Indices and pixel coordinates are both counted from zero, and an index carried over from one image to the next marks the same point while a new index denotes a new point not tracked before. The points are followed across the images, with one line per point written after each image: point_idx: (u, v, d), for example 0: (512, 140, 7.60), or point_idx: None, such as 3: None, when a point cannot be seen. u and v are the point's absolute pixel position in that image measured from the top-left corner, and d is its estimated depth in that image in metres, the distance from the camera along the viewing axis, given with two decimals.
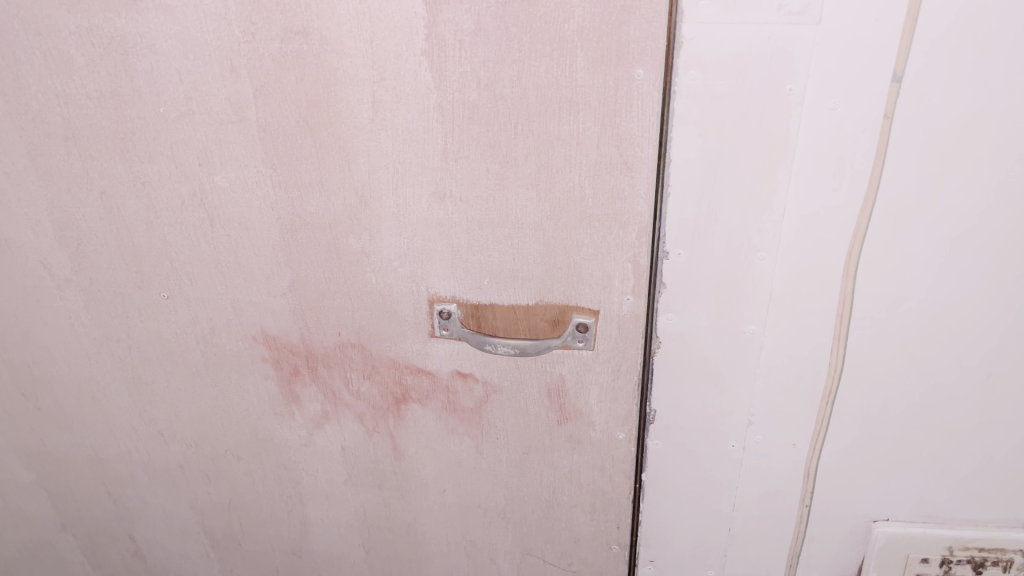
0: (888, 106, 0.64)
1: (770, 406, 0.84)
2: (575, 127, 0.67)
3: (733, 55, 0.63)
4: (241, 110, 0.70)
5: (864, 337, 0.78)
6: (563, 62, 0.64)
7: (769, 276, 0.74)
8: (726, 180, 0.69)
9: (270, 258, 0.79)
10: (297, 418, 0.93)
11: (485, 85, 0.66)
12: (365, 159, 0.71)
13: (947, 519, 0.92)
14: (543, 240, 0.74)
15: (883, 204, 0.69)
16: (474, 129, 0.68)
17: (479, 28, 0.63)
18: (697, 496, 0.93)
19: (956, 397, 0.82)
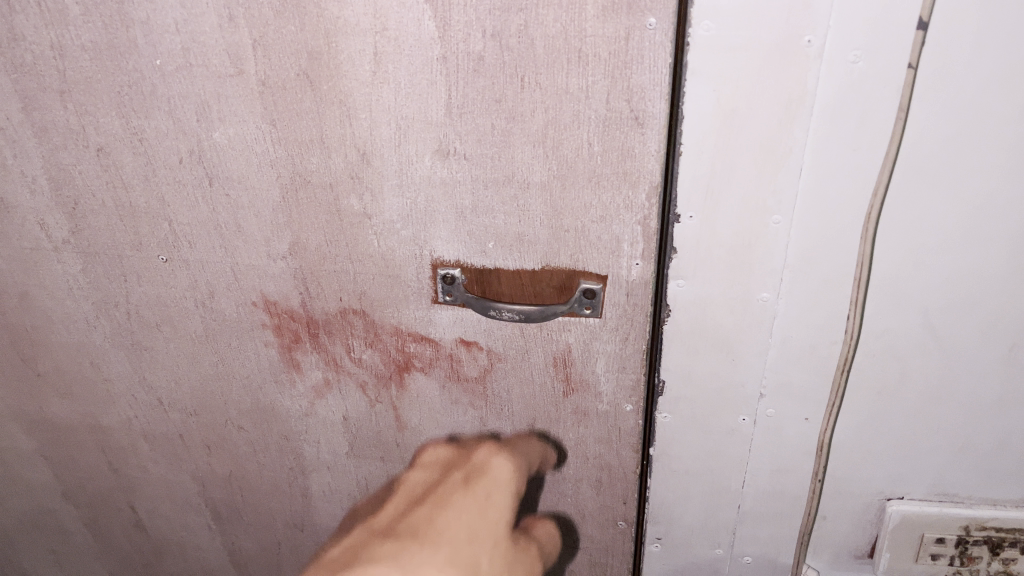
0: (911, 57, 0.61)
1: (783, 378, 0.81)
2: (584, 80, 0.64)
3: (750, 4, 0.60)
4: (239, 63, 0.68)
5: (883, 304, 0.75)
6: (572, 11, 0.61)
7: (784, 240, 0.71)
8: (740, 138, 0.66)
9: (270, 219, 0.77)
10: (299, 386, 0.92)
11: (491, 35, 0.63)
12: (367, 114, 0.69)
13: (965, 499, 0.89)
14: (550, 201, 0.72)
15: (905, 162, 0.66)
16: (479, 81, 0.66)
17: None
18: (706, 471, 0.91)
19: (976, 368, 0.79)
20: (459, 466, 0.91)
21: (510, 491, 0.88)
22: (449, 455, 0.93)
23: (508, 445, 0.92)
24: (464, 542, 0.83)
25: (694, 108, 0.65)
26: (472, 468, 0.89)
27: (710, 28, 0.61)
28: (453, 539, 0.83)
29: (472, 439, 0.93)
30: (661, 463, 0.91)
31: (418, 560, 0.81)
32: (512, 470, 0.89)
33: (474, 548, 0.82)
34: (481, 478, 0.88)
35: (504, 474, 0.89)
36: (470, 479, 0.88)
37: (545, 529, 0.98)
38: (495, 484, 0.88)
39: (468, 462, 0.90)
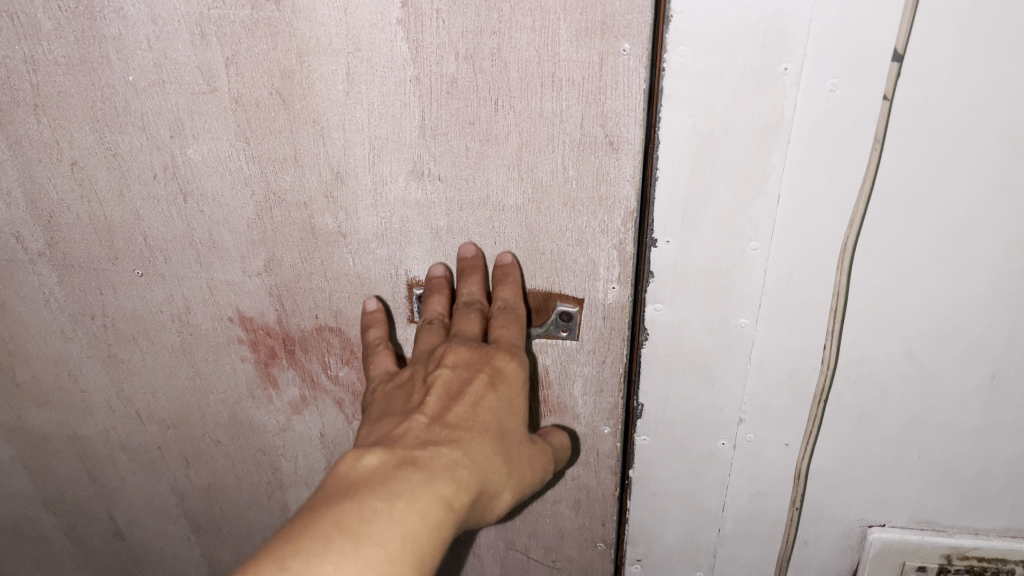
0: (888, 87, 0.59)
1: (762, 404, 0.81)
2: (559, 104, 0.63)
3: (726, 29, 0.59)
4: (212, 80, 0.67)
5: (862, 331, 0.74)
6: (545, 36, 0.60)
7: (761, 266, 0.71)
8: (716, 164, 0.65)
9: (244, 235, 0.77)
10: (275, 402, 0.91)
11: (464, 58, 0.62)
12: (341, 133, 0.68)
13: (946, 526, 0.88)
14: (525, 223, 0.71)
15: (883, 192, 0.65)
16: (453, 103, 0.65)
17: None
18: (684, 495, 0.90)
19: (958, 397, 0.78)
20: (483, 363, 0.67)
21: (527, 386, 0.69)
22: (464, 349, 0.68)
23: (507, 316, 0.72)
24: (499, 439, 0.65)
25: (670, 133, 0.64)
26: (495, 369, 0.67)
27: (685, 53, 0.60)
28: (486, 430, 0.64)
29: (466, 312, 0.73)
30: (639, 486, 0.90)
31: (467, 445, 0.62)
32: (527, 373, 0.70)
33: (508, 448, 0.65)
34: (505, 381, 0.67)
35: (518, 371, 0.68)
36: (498, 377, 0.67)
37: (557, 438, 0.75)
38: (519, 383, 0.68)
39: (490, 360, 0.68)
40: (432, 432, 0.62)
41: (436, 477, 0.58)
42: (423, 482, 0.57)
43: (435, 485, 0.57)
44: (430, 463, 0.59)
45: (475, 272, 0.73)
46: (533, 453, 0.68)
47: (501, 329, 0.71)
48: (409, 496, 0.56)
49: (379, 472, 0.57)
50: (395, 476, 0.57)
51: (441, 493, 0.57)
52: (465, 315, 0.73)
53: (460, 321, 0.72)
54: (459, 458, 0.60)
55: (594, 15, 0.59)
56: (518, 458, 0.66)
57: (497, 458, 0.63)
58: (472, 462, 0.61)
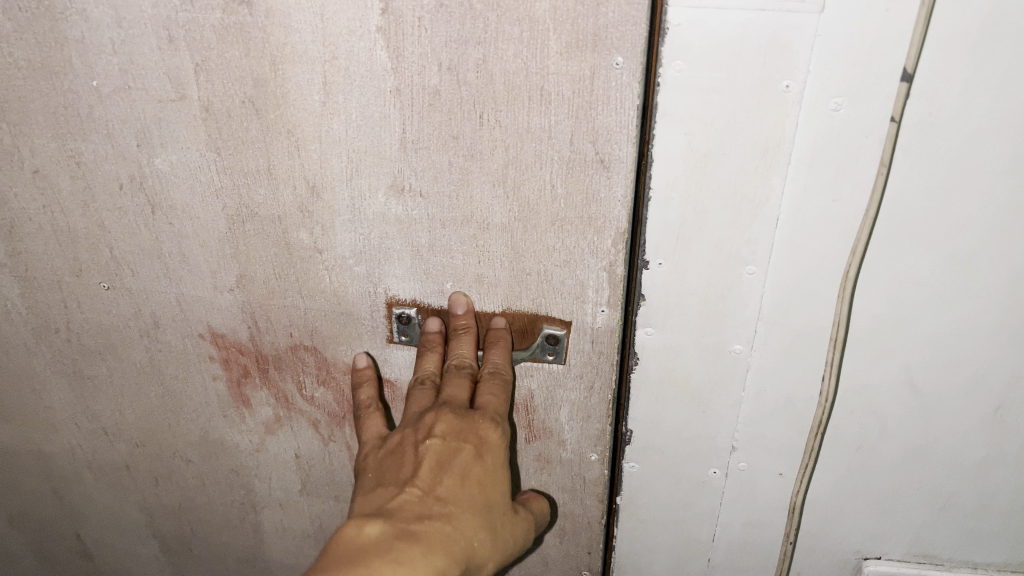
0: (896, 108, 0.56)
1: (756, 432, 0.77)
2: (547, 119, 0.60)
3: (724, 44, 0.55)
4: (180, 87, 0.63)
5: (861, 361, 0.71)
6: (533, 47, 0.57)
7: (758, 291, 0.67)
8: (714, 184, 0.62)
9: (216, 250, 0.73)
10: (248, 422, 0.87)
11: (447, 69, 0.59)
12: (318, 146, 0.65)
13: (945, 560, 0.85)
14: (511, 242, 0.67)
15: (889, 217, 0.62)
16: (435, 116, 0.61)
17: (440, 4, 0.56)
18: (675, 524, 0.86)
19: (960, 429, 0.74)
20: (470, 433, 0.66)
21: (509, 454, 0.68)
22: (451, 416, 0.67)
23: (495, 381, 0.70)
24: (487, 511, 0.65)
25: (665, 153, 0.61)
26: (480, 439, 0.66)
27: (682, 68, 0.57)
28: (473, 504, 0.65)
29: (456, 374, 0.70)
30: (627, 514, 0.86)
31: (456, 520, 0.63)
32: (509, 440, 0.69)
33: (495, 517, 0.66)
34: (491, 451, 0.67)
35: (500, 441, 0.67)
36: (484, 447, 0.66)
37: (539, 505, 0.74)
38: (503, 453, 0.68)
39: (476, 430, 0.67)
40: (423, 505, 0.63)
41: (430, 551, 0.60)
42: (419, 556, 0.59)
43: (430, 556, 0.60)
44: (424, 536, 0.61)
45: (467, 334, 0.72)
46: (519, 520, 0.69)
47: (488, 395, 0.69)
48: (408, 566, 0.58)
49: (381, 542, 0.60)
50: (394, 548, 0.59)
51: (436, 565, 0.59)
52: (454, 377, 0.70)
53: (448, 383, 0.70)
54: (451, 533, 0.62)
55: (586, 28, 0.55)
56: (506, 527, 0.67)
57: (484, 528, 0.64)
58: (462, 536, 0.62)
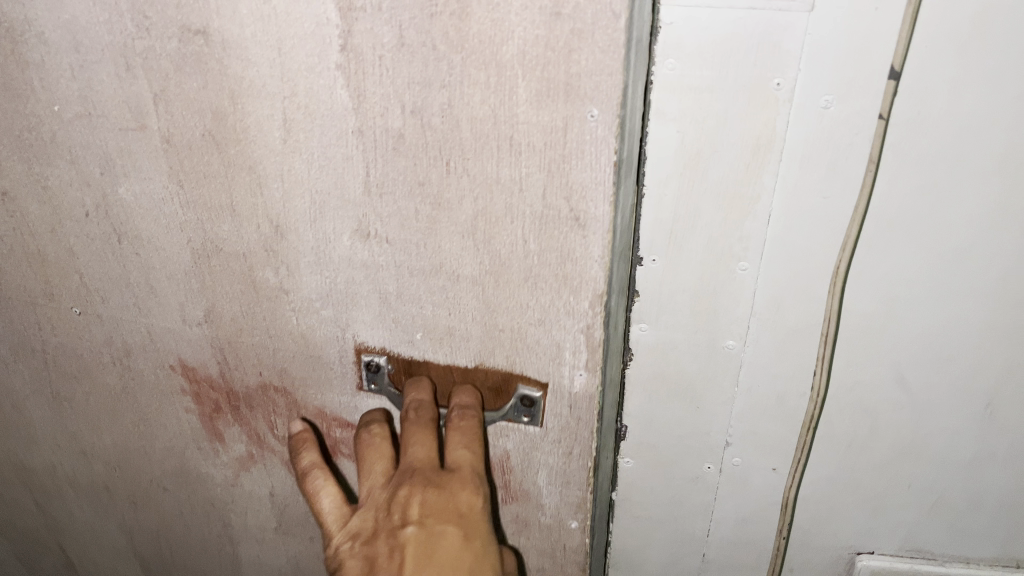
0: (887, 105, 0.50)
1: (750, 431, 0.68)
2: (517, 170, 0.55)
3: (714, 42, 0.48)
4: (141, 116, 0.60)
5: (854, 365, 0.63)
6: (501, 93, 0.52)
7: (743, 292, 0.59)
8: (703, 187, 0.54)
9: (183, 283, 0.70)
10: (222, 456, 0.84)
11: (411, 111, 0.54)
12: (280, 184, 0.61)
13: (939, 554, 0.77)
14: (482, 296, 0.62)
15: (877, 208, 0.55)
16: (400, 161, 0.57)
17: (402, 42, 0.52)
18: (657, 525, 0.77)
19: (951, 424, 0.67)
20: (450, 510, 0.59)
21: (492, 524, 0.61)
22: (425, 490, 0.59)
23: (461, 432, 0.64)
24: None
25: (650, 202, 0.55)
26: (462, 514, 0.59)
27: (674, 68, 0.50)
28: None
29: (417, 432, 0.64)
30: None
31: None
32: (489, 505, 0.62)
33: None
34: (475, 527, 0.59)
35: (482, 513, 0.60)
36: (468, 523, 0.59)
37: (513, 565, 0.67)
38: (487, 525, 0.60)
39: (455, 506, 0.59)
40: None
41: None
42: None
43: None
44: None
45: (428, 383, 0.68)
46: None
47: (460, 449, 0.63)
48: None
49: None
50: None
51: None
52: (413, 434, 0.64)
53: (409, 442, 0.63)
54: None
55: (549, 73, 0.50)
56: None
57: None
58: None
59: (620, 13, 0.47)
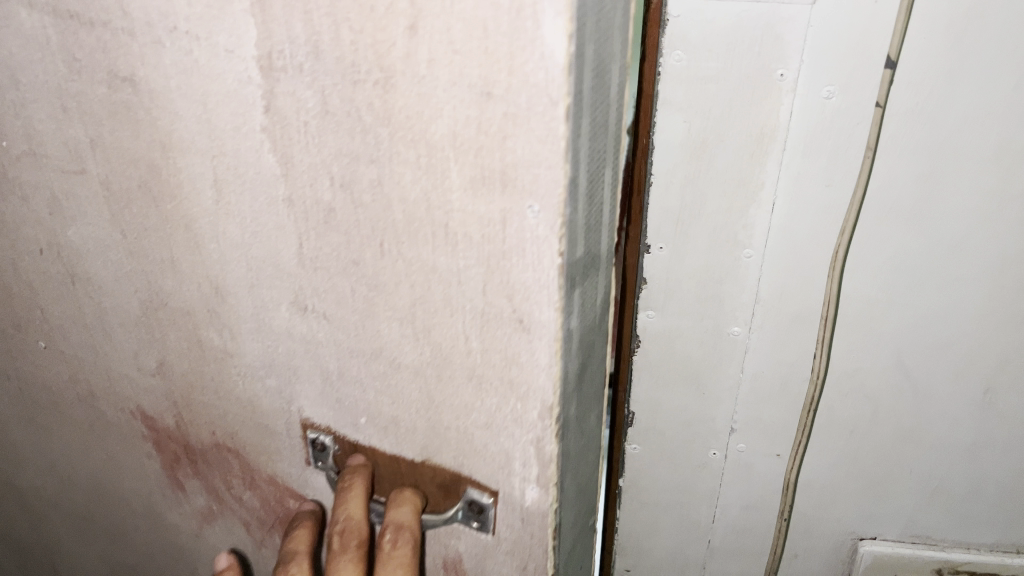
0: (881, 94, 0.72)
1: (756, 415, 0.98)
2: (454, 262, 0.43)
3: (722, 38, 0.72)
4: (80, 161, 0.56)
5: (851, 344, 0.90)
6: (432, 173, 0.40)
7: (756, 272, 0.86)
8: (714, 164, 0.79)
9: (134, 331, 0.66)
10: (186, 505, 0.79)
11: (339, 184, 0.44)
12: (215, 245, 0.53)
13: (938, 541, 1.06)
14: (425, 391, 0.50)
15: (877, 206, 0.79)
16: (331, 237, 0.46)
17: (326, 110, 0.41)
18: (680, 504, 1.09)
19: (949, 409, 0.93)
20: None
21: None
22: None
23: (391, 563, 0.53)
24: None
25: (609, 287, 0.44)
26: None
27: (681, 59, 0.74)
28: None
29: (341, 560, 0.55)
30: None
31: None
32: None
33: None
34: None
35: None
36: None
37: None
38: None
39: None
40: None
41: None
42: None
43: None
44: None
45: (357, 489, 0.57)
46: None
47: None
48: None
49: None
50: None
51: None
52: (336, 566, 0.54)
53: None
54: None
55: (483, 167, 0.38)
56: None
57: None
58: None
59: (559, 98, 0.34)
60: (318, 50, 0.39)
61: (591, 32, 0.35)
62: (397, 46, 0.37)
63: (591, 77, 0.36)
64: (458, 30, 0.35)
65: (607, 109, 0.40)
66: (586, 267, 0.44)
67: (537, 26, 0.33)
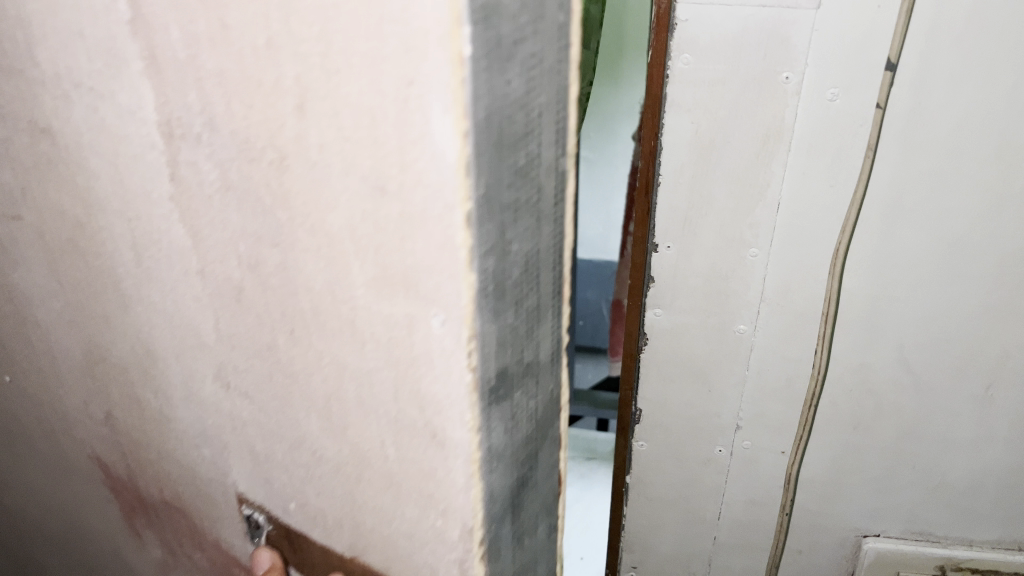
0: (881, 97, 0.73)
1: (761, 411, 0.95)
2: (361, 362, 0.29)
3: (728, 38, 0.74)
4: (17, 208, 0.53)
5: (854, 340, 0.87)
6: (334, 268, 0.28)
7: (761, 271, 0.85)
8: (722, 158, 0.80)
9: (82, 379, 0.62)
10: (144, 553, 0.76)
11: (247, 263, 0.32)
12: (143, 308, 0.44)
13: (942, 538, 1.01)
14: (347, 512, 0.37)
15: (878, 202, 0.79)
16: (247, 322, 0.35)
17: (228, 184, 0.31)
18: (685, 499, 1.06)
19: (951, 404, 0.89)
20: None
21: None
22: None
23: None
24: None
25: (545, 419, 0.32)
26: None
27: (689, 61, 0.76)
28: None
29: None
30: None
31: None
32: None
33: None
34: None
35: None
36: None
37: None
38: None
39: None
40: None
41: None
42: None
43: None
44: None
45: None
46: None
47: None
48: None
49: None
50: None
51: None
52: None
53: None
54: None
55: (383, 284, 0.26)
56: None
57: None
58: None
59: (456, 203, 0.22)
60: (213, 119, 0.29)
61: (505, 127, 0.23)
62: (288, 128, 0.26)
63: (506, 177, 0.23)
64: (347, 117, 0.23)
65: (548, 225, 0.27)
66: (524, 432, 0.30)
67: (422, 120, 0.21)
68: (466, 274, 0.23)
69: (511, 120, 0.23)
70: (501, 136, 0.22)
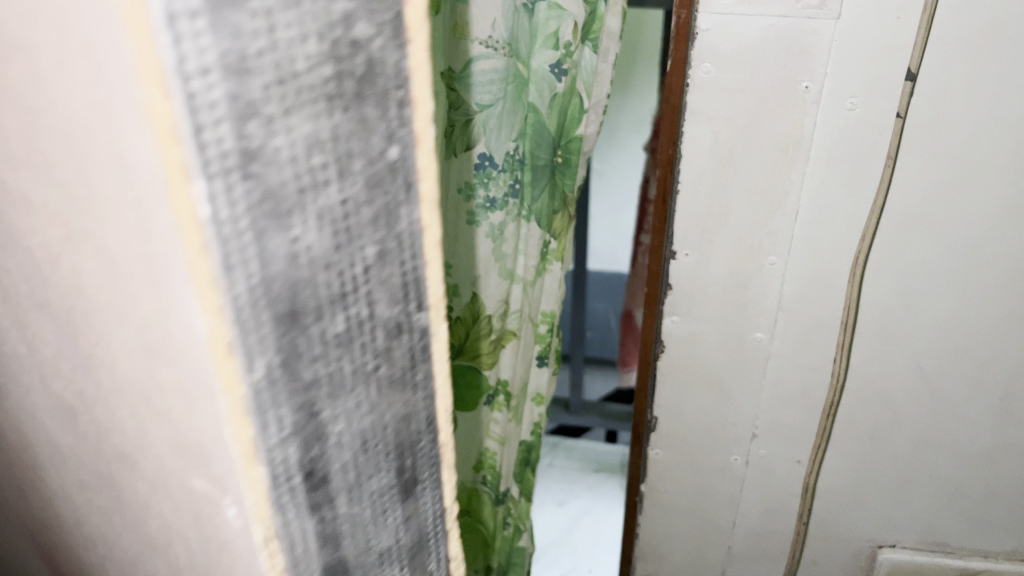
0: (901, 105, 0.64)
1: (775, 419, 0.84)
2: (181, 527, 0.24)
3: (749, 44, 0.64)
4: None
5: (868, 351, 0.77)
6: (138, 421, 0.23)
7: (778, 282, 0.75)
8: (737, 174, 0.70)
9: None
10: None
11: (70, 392, 0.27)
12: None
13: (955, 549, 0.91)
14: None
15: (900, 211, 0.69)
16: (86, 453, 0.30)
17: (36, 305, 0.25)
18: (695, 509, 0.94)
19: (965, 416, 0.80)
20: None
21: None
22: None
23: None
24: None
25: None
26: None
27: (709, 70, 0.66)
28: None
29: None
30: None
31: None
32: None
33: None
34: None
35: None
36: None
37: None
38: None
39: None
40: None
41: None
42: None
43: None
44: None
45: None
46: None
47: None
48: None
49: None
50: None
51: None
52: None
53: None
54: None
55: (167, 432, 0.21)
56: None
57: None
58: None
59: (219, 393, 0.17)
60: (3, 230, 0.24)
61: (301, 297, 0.17)
62: (64, 259, 0.21)
63: (312, 354, 0.18)
64: (105, 262, 0.19)
65: (413, 388, 0.21)
66: None
67: (167, 287, 0.16)
68: (246, 470, 0.18)
69: (312, 287, 0.17)
70: (299, 292, 0.17)
